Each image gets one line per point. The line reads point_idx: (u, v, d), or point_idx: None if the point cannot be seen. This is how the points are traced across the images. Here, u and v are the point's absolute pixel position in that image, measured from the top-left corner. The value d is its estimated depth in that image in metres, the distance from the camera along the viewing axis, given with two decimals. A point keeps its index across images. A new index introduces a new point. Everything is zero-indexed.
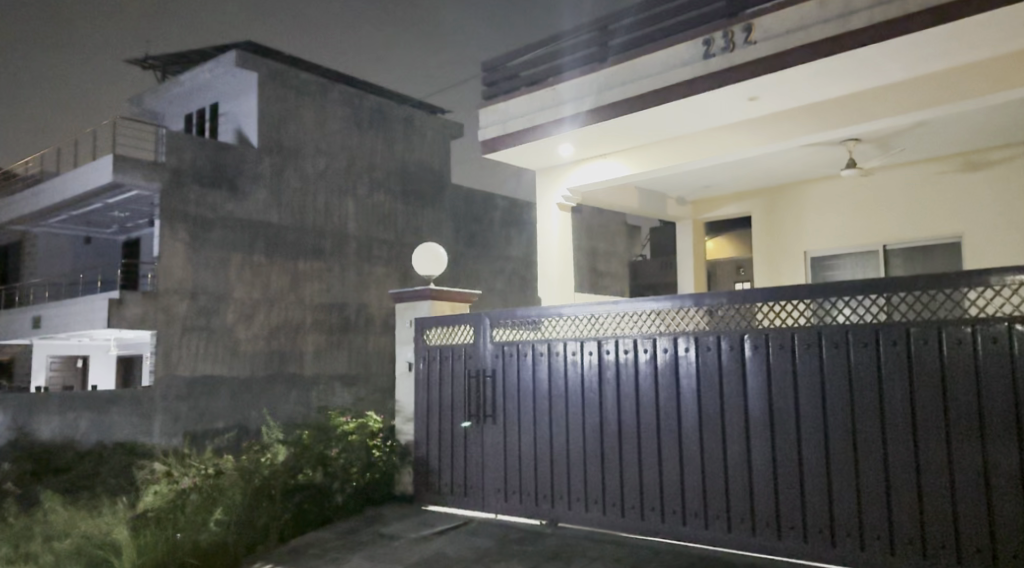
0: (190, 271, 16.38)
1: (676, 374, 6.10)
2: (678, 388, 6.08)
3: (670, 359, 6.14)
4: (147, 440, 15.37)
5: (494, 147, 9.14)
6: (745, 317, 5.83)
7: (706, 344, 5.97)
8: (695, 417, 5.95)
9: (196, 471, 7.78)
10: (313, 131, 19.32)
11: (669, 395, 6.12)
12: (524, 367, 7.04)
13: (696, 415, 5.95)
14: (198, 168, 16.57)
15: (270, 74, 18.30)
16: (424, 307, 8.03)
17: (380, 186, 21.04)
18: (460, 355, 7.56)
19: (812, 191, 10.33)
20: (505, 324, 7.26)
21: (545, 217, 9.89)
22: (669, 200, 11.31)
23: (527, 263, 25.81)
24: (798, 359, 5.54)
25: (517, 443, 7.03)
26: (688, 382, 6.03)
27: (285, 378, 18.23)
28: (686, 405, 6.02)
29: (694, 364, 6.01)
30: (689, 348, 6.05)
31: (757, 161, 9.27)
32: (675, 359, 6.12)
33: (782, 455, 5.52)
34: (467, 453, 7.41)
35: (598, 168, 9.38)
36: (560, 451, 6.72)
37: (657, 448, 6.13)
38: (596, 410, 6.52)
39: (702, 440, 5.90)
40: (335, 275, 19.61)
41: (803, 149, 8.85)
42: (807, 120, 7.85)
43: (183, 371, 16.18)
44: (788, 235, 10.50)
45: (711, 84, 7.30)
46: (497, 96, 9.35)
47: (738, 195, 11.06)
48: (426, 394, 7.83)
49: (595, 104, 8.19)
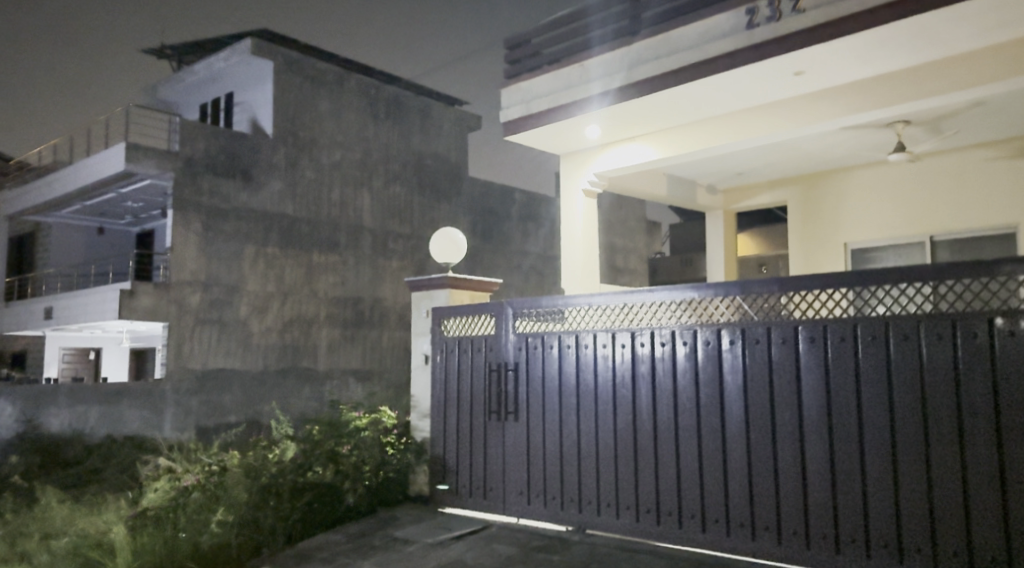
0: (203, 262, 16.03)
1: (718, 369, 5.58)
2: (721, 385, 5.55)
3: (712, 352, 5.62)
4: (157, 434, 15.02)
5: (515, 130, 8.63)
6: (801, 306, 5.31)
7: (753, 336, 5.45)
8: (741, 417, 5.42)
9: (200, 467, 7.41)
10: (329, 122, 18.92)
11: (712, 393, 5.59)
12: (549, 361, 6.54)
13: (742, 414, 5.42)
14: (212, 157, 16.20)
15: (286, 63, 17.96)
16: (441, 296, 7.55)
17: (396, 177, 20.55)
18: (480, 347, 7.07)
19: (853, 179, 9.75)
20: (528, 314, 6.77)
21: (569, 203, 9.37)
22: (699, 188, 10.73)
23: (545, 259, 25.25)
24: (861, 353, 5.00)
25: (541, 443, 6.53)
26: (733, 378, 5.50)
27: (298, 372, 17.82)
28: (731, 404, 5.49)
29: (741, 358, 5.48)
30: (734, 342, 5.53)
31: (797, 145, 8.71)
32: (718, 353, 5.59)
33: (841, 460, 4.99)
34: (487, 451, 6.92)
35: (627, 152, 8.85)
36: (589, 451, 6.21)
37: (697, 451, 5.61)
38: (629, 408, 6.01)
39: (748, 442, 5.38)
40: (350, 269, 19.17)
41: (847, 132, 8.29)
42: (859, 95, 7.26)
43: (194, 364, 15.79)
44: (827, 224, 9.93)
45: (755, 57, 6.76)
46: (520, 74, 8.84)
47: (773, 183, 10.52)
48: (443, 388, 7.35)
49: (625, 80, 7.68)
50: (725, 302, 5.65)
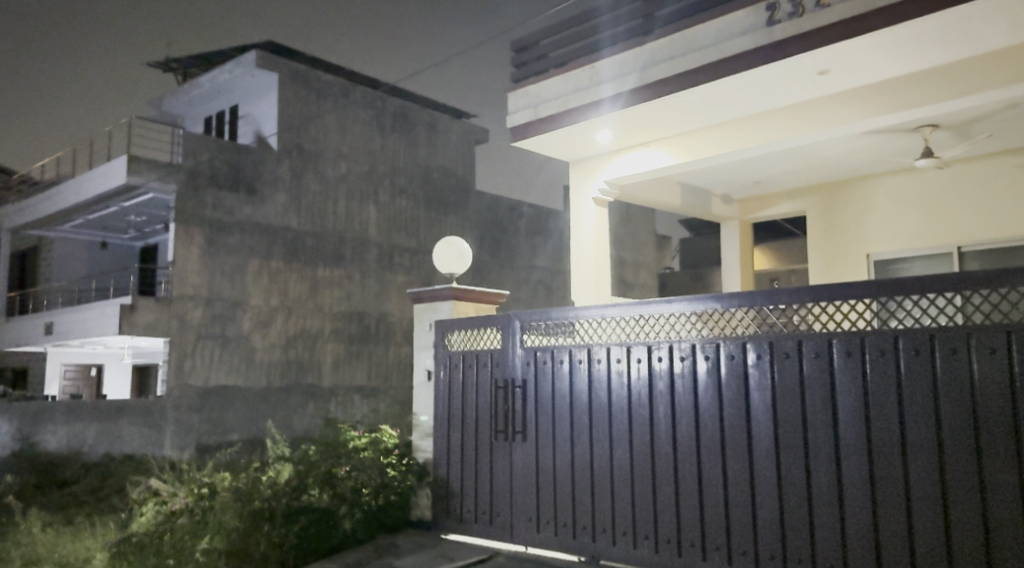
0: (205, 276, 15.70)
1: (744, 386, 5.15)
2: (748, 403, 5.12)
3: (737, 367, 5.19)
4: (157, 453, 14.64)
5: (523, 135, 8.26)
6: (836, 318, 4.90)
7: (783, 349, 5.03)
8: (770, 439, 4.99)
9: (189, 490, 6.92)
10: (334, 135, 18.64)
11: (737, 412, 5.16)
12: (558, 378, 6.13)
13: (772, 436, 4.99)
14: (215, 170, 15.93)
15: (291, 75, 17.72)
16: (444, 309, 7.15)
17: (402, 191, 20.21)
18: (486, 362, 6.67)
19: (875, 186, 9.35)
20: (537, 326, 6.37)
21: (579, 212, 8.98)
22: (714, 197, 10.33)
23: (554, 273, 24.82)
24: (903, 368, 4.58)
25: (551, 465, 6.10)
26: (760, 396, 5.08)
27: (302, 389, 17.43)
28: (759, 424, 5.06)
29: (770, 374, 5.05)
30: (761, 357, 5.11)
31: (818, 151, 8.32)
32: (744, 368, 5.17)
33: (883, 486, 4.56)
34: (493, 474, 6.49)
35: (639, 158, 8.47)
36: (603, 475, 5.78)
37: (721, 476, 5.17)
38: (646, 428, 5.59)
39: (778, 466, 4.94)
40: (356, 283, 18.80)
41: (872, 137, 7.90)
42: (888, 95, 6.85)
43: (195, 381, 15.42)
44: (849, 233, 9.52)
45: (777, 54, 6.36)
46: (527, 78, 8.48)
47: (792, 192, 10.13)
48: (446, 406, 6.95)
49: (639, 81, 7.28)
50: (751, 313, 5.24)
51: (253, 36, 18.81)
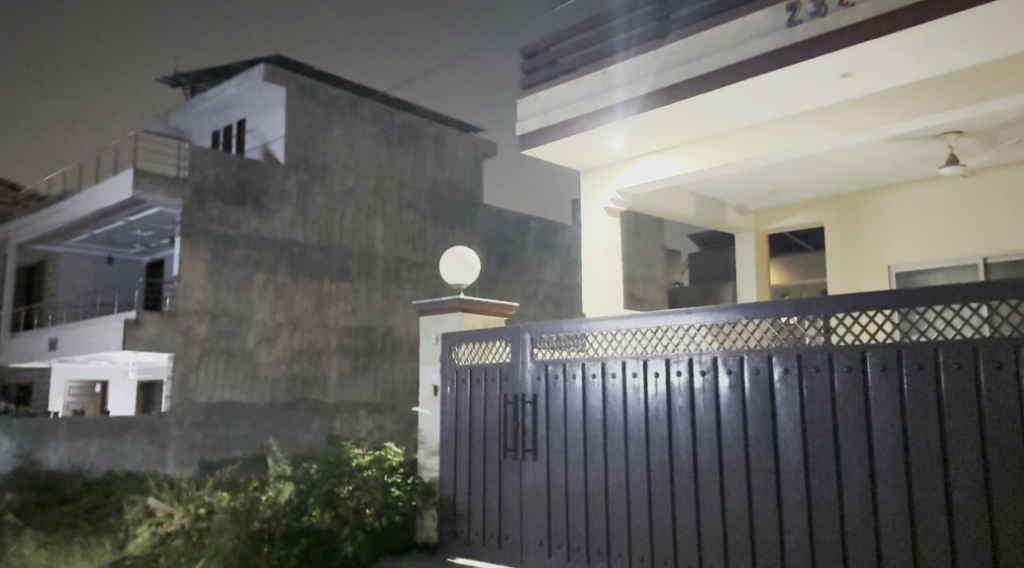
0: (211, 291, 15.51)
1: (771, 403, 4.86)
2: (775, 420, 4.82)
3: (763, 382, 4.90)
4: (160, 470, 14.39)
5: (533, 143, 8.02)
6: (870, 329, 4.61)
7: (812, 363, 4.74)
8: (799, 459, 4.69)
9: (187, 511, 6.66)
10: (341, 148, 18.48)
11: (762, 430, 4.87)
12: (571, 393, 5.85)
13: (800, 455, 4.69)
14: (222, 184, 15.77)
15: (299, 89, 17.61)
16: (452, 321, 6.89)
17: (410, 205, 19.99)
18: (495, 377, 6.39)
19: (896, 196, 9.07)
20: (548, 339, 6.10)
21: (590, 222, 8.72)
22: (728, 208, 10.05)
23: (563, 288, 24.51)
24: (944, 383, 4.29)
25: (563, 485, 5.81)
26: (788, 412, 4.78)
27: (307, 405, 17.15)
28: (786, 443, 4.76)
29: (798, 390, 4.76)
30: (788, 371, 4.81)
31: (839, 159, 8.06)
32: (770, 383, 4.88)
33: (923, 509, 4.26)
34: (502, 494, 6.20)
35: (652, 166, 8.21)
36: (618, 496, 5.49)
37: (746, 498, 4.87)
38: (665, 446, 5.30)
39: (808, 488, 4.64)
40: (362, 298, 18.54)
41: (895, 144, 7.63)
42: (914, 99, 6.58)
43: (200, 397, 15.21)
44: (869, 245, 9.23)
45: (798, 55, 6.13)
46: (538, 84, 8.24)
47: (809, 203, 9.85)
48: (453, 422, 6.68)
49: (654, 85, 7.05)
50: (777, 326, 4.96)
51: (261, 49, 18.70)
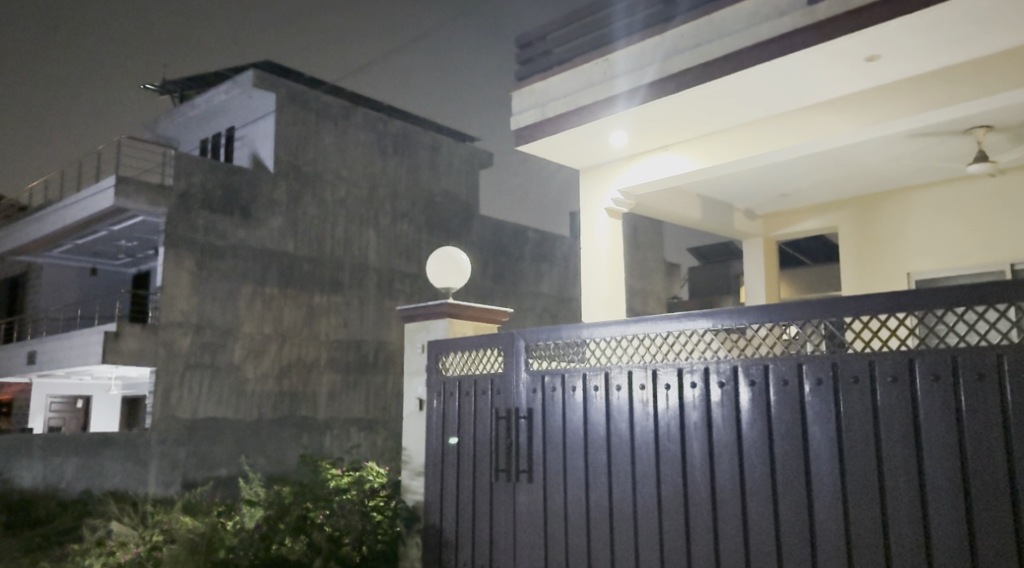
0: (195, 302, 14.91)
1: (802, 419, 4.25)
2: (806, 439, 4.22)
3: (791, 396, 4.30)
4: (140, 489, 13.67)
5: (529, 138, 7.46)
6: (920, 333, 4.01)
7: (848, 372, 4.15)
8: (837, 484, 4.08)
9: (143, 538, 6.30)
10: (333, 157, 17.92)
11: (792, 450, 4.26)
12: (571, 407, 5.25)
13: (837, 480, 4.08)
14: (209, 192, 15.19)
15: (290, 96, 17.04)
16: (439, 328, 6.29)
17: (404, 215, 19.34)
18: (485, 389, 5.78)
19: (915, 200, 8.52)
20: (545, 346, 5.51)
21: (590, 225, 8.13)
22: (736, 212, 9.49)
23: (560, 302, 23.80)
24: (1009, 395, 3.69)
25: (562, 509, 5.20)
26: (822, 430, 4.17)
27: (295, 422, 16.41)
28: (820, 465, 4.15)
29: (834, 404, 4.16)
30: (822, 383, 4.21)
31: (859, 156, 7.51)
32: (800, 397, 4.28)
33: (984, 544, 3.65)
34: (493, 520, 5.59)
35: (657, 164, 7.64)
36: (624, 524, 4.88)
37: (773, 528, 4.26)
38: (677, 466, 4.69)
39: (846, 516, 4.04)
40: (354, 310, 17.88)
41: (920, 140, 7.08)
42: (946, 86, 6.01)
43: (183, 413, 14.54)
44: (887, 252, 8.67)
45: (820, 37, 5.57)
46: (533, 75, 7.68)
47: (821, 207, 9.32)
48: (441, 440, 6.06)
49: (660, 73, 6.49)
50: (808, 331, 4.38)
51: (251, 56, 18.12)
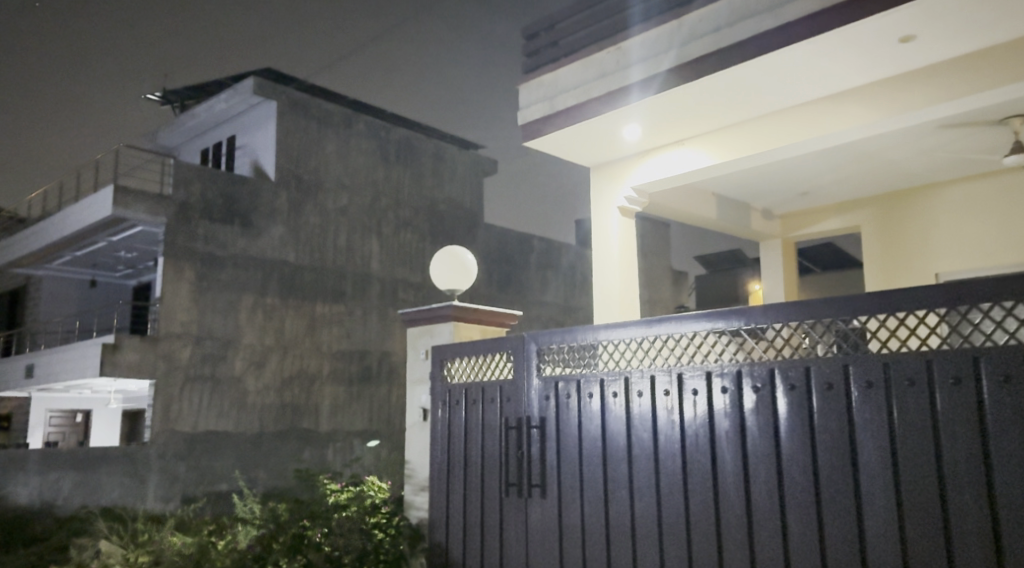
0: (195, 313, 14.56)
1: (850, 426, 3.85)
2: (855, 448, 3.81)
3: (837, 402, 3.89)
4: (139, 505, 13.25)
5: (537, 133, 7.09)
6: (983, 329, 3.61)
7: (902, 373, 3.74)
8: (892, 499, 3.68)
9: (129, 559, 5.94)
10: (335, 164, 17.57)
11: (839, 462, 3.85)
12: (588, 415, 4.85)
13: (892, 493, 3.68)
14: (208, 201, 14.85)
15: (291, 103, 16.71)
16: (444, 332, 5.91)
17: (407, 224, 18.95)
18: (494, 397, 5.38)
19: (943, 197, 8.12)
20: (558, 350, 5.12)
21: (602, 224, 7.74)
22: (753, 211, 9.08)
23: (567, 310, 23.28)
24: None
25: (578, 527, 4.79)
26: (873, 439, 3.77)
27: (298, 435, 15.98)
28: (872, 478, 3.75)
29: (886, 410, 3.75)
30: (871, 386, 3.80)
31: (887, 150, 7.12)
32: (847, 402, 3.87)
33: None
34: (503, 538, 5.17)
35: (673, 159, 7.25)
36: (646, 543, 4.47)
37: (817, 548, 3.85)
38: (707, 479, 4.28)
39: (902, 534, 3.64)
40: (356, 320, 17.46)
41: (952, 132, 6.69)
42: (986, 68, 5.60)
43: (183, 426, 14.16)
44: (912, 251, 8.25)
45: (851, 15, 5.18)
46: (541, 66, 7.32)
47: (842, 206, 8.93)
48: (446, 452, 5.65)
49: (677, 60, 6.13)
50: (855, 328, 3.98)
51: (253, 63, 17.81)
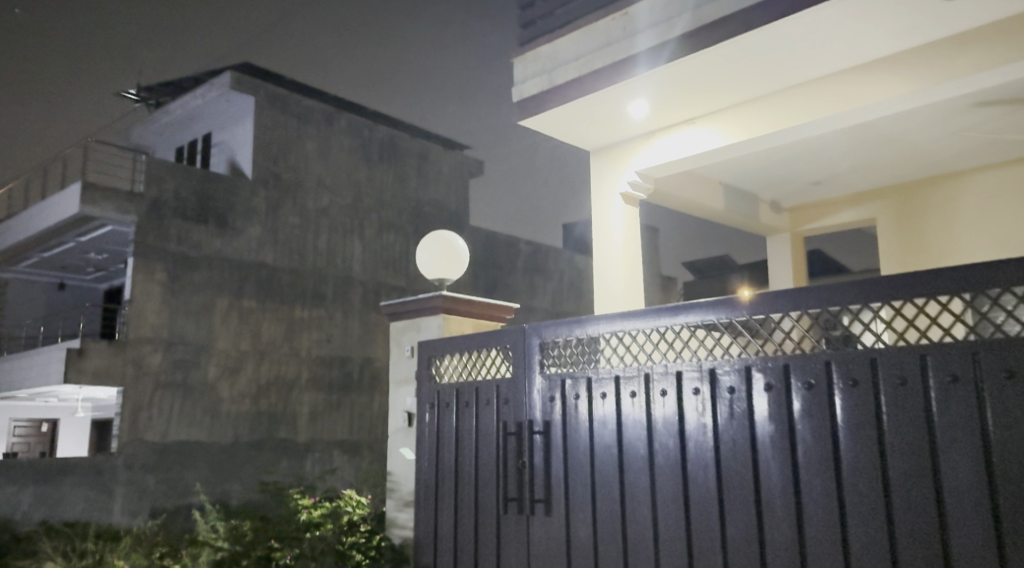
0: (166, 317, 13.76)
1: (929, 431, 3.27)
2: (937, 455, 3.23)
3: (915, 400, 3.31)
4: (103, 519, 12.38)
5: (535, 110, 6.46)
6: None
7: (997, 365, 3.16)
8: (987, 519, 3.09)
9: None
10: (316, 163, 16.80)
11: (915, 471, 3.27)
12: (601, 418, 4.20)
13: (987, 506, 3.09)
14: (183, 200, 14.10)
15: (269, 99, 15.95)
16: (433, 325, 5.25)
17: (390, 225, 18.19)
18: (490, 399, 4.72)
19: (969, 187, 7.57)
20: (564, 345, 4.48)
21: (603, 211, 7.11)
22: (761, 203, 8.50)
23: (556, 316, 22.52)
24: None
25: (590, 547, 4.14)
26: (959, 442, 3.19)
27: (275, 444, 15.17)
28: (959, 494, 3.16)
29: (977, 409, 3.17)
30: (958, 378, 3.22)
31: (915, 132, 6.57)
32: (927, 401, 3.28)
33: None
34: (500, 560, 4.51)
35: (682, 140, 6.65)
36: None
37: None
38: (748, 493, 3.66)
39: (1001, 557, 3.05)
40: (337, 325, 16.68)
41: (990, 110, 6.14)
42: None
43: (152, 436, 13.34)
44: (933, 243, 7.69)
45: None
46: (538, 37, 6.68)
47: (856, 198, 8.37)
48: (436, 462, 4.98)
49: (691, 24, 5.52)
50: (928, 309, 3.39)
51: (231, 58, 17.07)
